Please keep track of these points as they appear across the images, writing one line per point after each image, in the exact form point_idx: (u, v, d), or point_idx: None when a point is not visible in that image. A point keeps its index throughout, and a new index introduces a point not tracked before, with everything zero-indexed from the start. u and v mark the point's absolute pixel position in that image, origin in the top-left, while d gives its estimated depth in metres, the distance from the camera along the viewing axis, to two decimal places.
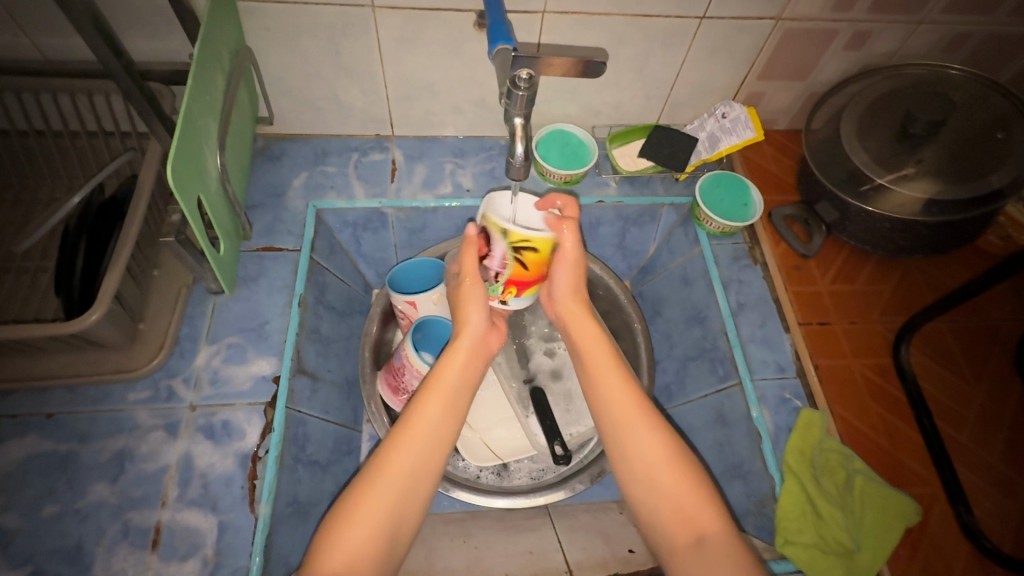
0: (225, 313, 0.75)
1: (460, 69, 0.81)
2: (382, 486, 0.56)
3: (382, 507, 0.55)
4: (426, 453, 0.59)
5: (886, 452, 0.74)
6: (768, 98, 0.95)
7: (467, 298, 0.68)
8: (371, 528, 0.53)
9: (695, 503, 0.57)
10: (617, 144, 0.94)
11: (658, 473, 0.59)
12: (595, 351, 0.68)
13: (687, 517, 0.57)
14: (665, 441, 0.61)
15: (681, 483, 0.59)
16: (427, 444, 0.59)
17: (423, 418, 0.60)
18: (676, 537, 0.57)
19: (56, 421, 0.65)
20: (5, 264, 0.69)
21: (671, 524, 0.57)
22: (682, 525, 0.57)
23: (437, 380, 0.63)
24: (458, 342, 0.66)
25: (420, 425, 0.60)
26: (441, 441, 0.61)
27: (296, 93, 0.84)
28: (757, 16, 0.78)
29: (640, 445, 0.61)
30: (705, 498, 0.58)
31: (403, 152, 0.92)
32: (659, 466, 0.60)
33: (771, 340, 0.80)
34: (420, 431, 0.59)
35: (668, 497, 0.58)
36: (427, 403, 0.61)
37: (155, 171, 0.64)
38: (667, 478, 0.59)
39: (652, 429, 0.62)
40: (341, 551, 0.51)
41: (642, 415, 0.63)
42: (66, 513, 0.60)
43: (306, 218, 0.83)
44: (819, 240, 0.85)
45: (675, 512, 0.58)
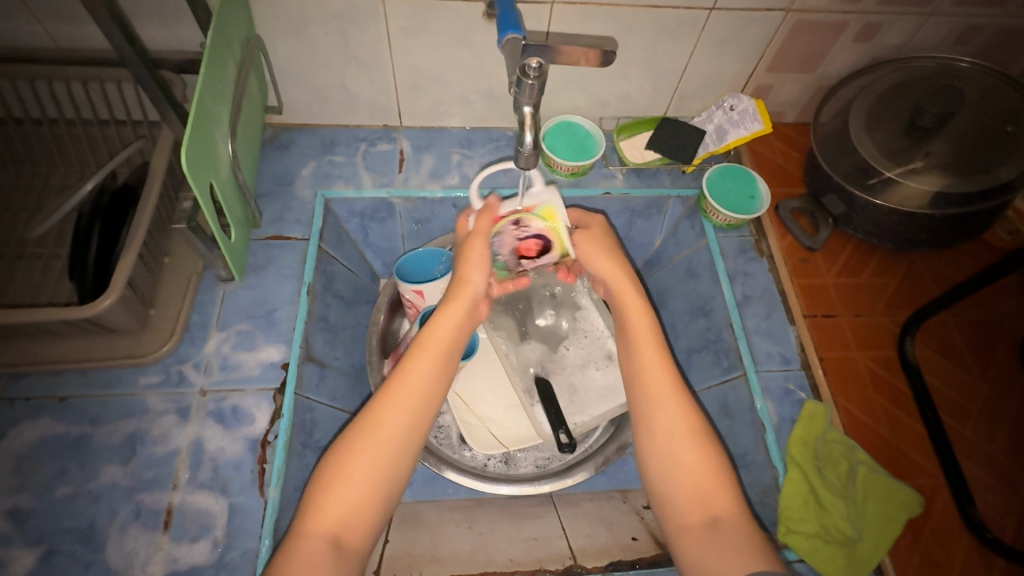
0: (235, 301, 0.75)
1: (469, 59, 0.82)
2: (379, 431, 0.57)
3: (379, 455, 0.56)
4: (418, 407, 0.59)
5: (891, 444, 0.74)
6: (777, 90, 0.94)
7: (470, 256, 0.68)
8: (366, 482, 0.54)
9: (713, 485, 0.58)
10: (625, 136, 0.95)
11: (682, 448, 0.60)
12: (638, 320, 0.68)
13: (702, 497, 0.57)
14: (690, 419, 0.61)
15: (702, 462, 0.59)
16: (417, 394, 0.60)
17: (415, 374, 0.61)
18: (688, 514, 0.57)
19: (69, 404, 0.66)
20: (19, 250, 0.70)
21: (686, 501, 0.58)
22: (696, 503, 0.57)
23: (429, 334, 0.64)
24: (459, 299, 0.66)
25: (412, 381, 0.60)
26: (431, 391, 0.61)
27: (306, 83, 0.84)
28: (767, 7, 0.78)
29: (664, 419, 0.61)
30: (722, 480, 0.58)
31: (411, 143, 0.93)
32: (684, 442, 0.60)
33: (776, 332, 0.80)
34: (414, 383, 0.60)
35: (687, 476, 0.58)
36: (418, 358, 0.62)
37: (166, 161, 0.65)
38: (690, 455, 0.59)
39: (673, 413, 0.62)
40: (339, 497, 0.53)
41: (670, 386, 0.63)
42: (79, 494, 0.62)
43: (314, 207, 0.84)
44: (826, 233, 0.85)
45: (691, 490, 0.58)
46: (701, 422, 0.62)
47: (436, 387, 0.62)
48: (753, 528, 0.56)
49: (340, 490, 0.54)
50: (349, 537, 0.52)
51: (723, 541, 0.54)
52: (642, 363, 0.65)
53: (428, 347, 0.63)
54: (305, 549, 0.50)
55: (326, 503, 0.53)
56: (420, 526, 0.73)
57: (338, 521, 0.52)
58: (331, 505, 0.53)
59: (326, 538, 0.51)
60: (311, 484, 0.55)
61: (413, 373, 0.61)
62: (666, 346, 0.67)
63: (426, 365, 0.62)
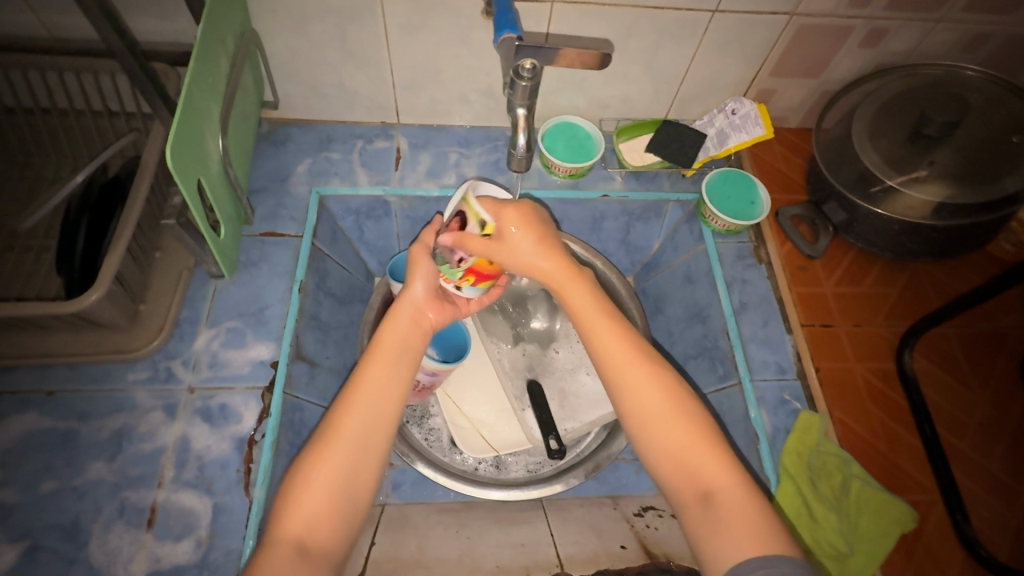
0: (226, 297, 0.75)
1: (468, 57, 0.81)
2: (337, 443, 0.54)
3: (338, 465, 0.53)
4: (381, 413, 0.57)
5: (886, 457, 0.73)
6: (780, 94, 0.93)
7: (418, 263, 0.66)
8: (328, 490, 0.52)
9: (698, 452, 0.55)
10: (625, 137, 0.93)
11: (657, 422, 0.57)
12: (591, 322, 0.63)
13: (689, 469, 0.55)
14: (660, 390, 0.58)
15: (681, 428, 0.57)
16: (376, 401, 0.57)
17: (372, 378, 0.58)
18: (686, 491, 0.54)
19: (56, 399, 0.66)
20: (10, 242, 0.69)
21: (673, 478, 0.55)
22: (685, 478, 0.55)
23: (385, 344, 0.61)
24: (398, 307, 0.64)
25: (369, 387, 0.57)
26: (391, 390, 0.58)
27: (303, 79, 0.83)
28: (771, 11, 0.77)
29: (634, 405, 0.58)
30: (704, 443, 0.56)
31: (408, 140, 0.92)
32: (661, 419, 0.57)
33: (772, 341, 0.79)
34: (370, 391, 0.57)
35: (667, 452, 0.56)
36: (371, 362, 0.59)
37: (157, 155, 0.65)
38: (669, 428, 0.56)
39: (646, 394, 0.58)
40: (300, 513, 0.51)
41: (643, 380, 0.59)
42: (63, 490, 0.61)
43: (309, 204, 0.83)
44: (826, 241, 0.84)
45: (677, 467, 0.55)
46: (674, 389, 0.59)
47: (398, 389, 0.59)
48: (749, 486, 0.53)
49: (301, 502, 0.51)
50: (315, 540, 0.50)
51: (724, 515, 0.51)
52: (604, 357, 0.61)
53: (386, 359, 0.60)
54: (273, 557, 0.47)
55: (286, 517, 0.50)
56: (407, 529, 0.72)
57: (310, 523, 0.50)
58: (295, 519, 0.50)
59: (291, 544, 0.49)
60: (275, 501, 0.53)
61: (372, 374, 0.59)
62: (626, 331, 0.63)
63: (381, 368, 0.59)
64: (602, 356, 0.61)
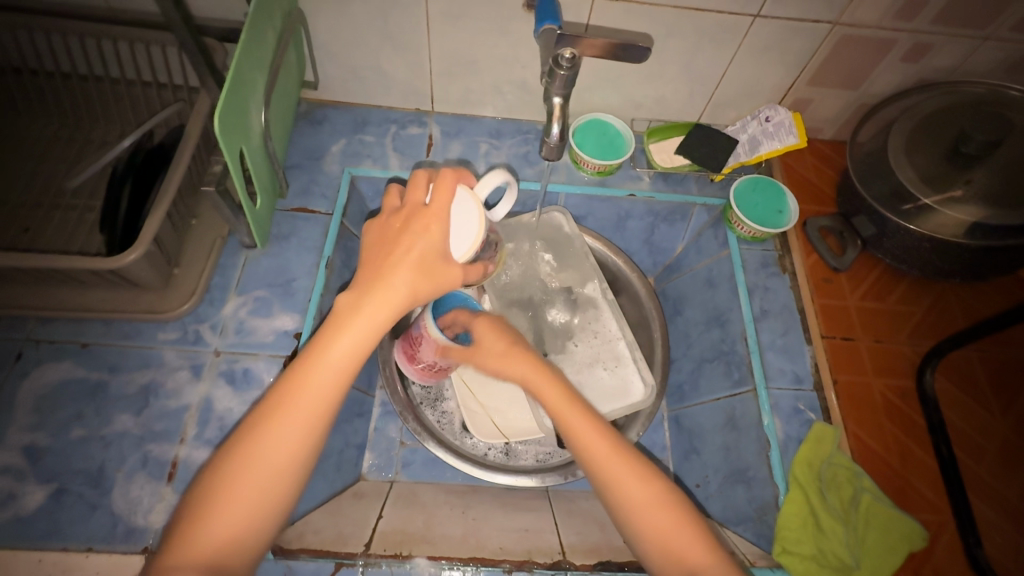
0: (256, 267, 0.77)
1: (505, 49, 0.82)
2: (264, 456, 0.50)
3: (262, 481, 0.50)
4: (315, 420, 0.52)
5: (899, 474, 0.72)
6: (816, 105, 0.92)
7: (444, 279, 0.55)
8: (250, 508, 0.49)
9: (686, 539, 0.52)
10: (656, 139, 0.93)
11: (645, 511, 0.53)
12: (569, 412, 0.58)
13: (672, 551, 0.52)
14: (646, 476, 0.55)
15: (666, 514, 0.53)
16: (309, 407, 0.52)
17: (312, 386, 0.52)
18: (671, 573, 0.51)
19: (90, 351, 0.69)
20: (57, 200, 0.74)
21: (660, 564, 0.52)
22: (670, 564, 0.51)
23: (329, 340, 0.53)
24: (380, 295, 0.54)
25: (308, 389, 0.52)
26: (321, 412, 0.53)
27: (343, 61, 0.85)
28: (814, 18, 0.77)
29: (626, 495, 0.54)
30: (687, 523, 0.53)
31: (441, 128, 0.93)
32: (650, 506, 0.53)
33: (791, 350, 0.79)
34: (305, 396, 0.52)
35: (656, 538, 0.52)
36: (315, 365, 0.53)
37: (202, 124, 0.67)
38: (660, 519, 0.53)
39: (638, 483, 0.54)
40: (212, 533, 0.47)
41: (632, 463, 0.55)
42: (91, 438, 0.64)
43: (340, 183, 0.85)
44: (853, 254, 0.83)
45: (662, 551, 0.52)
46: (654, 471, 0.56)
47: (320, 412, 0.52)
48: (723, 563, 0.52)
49: (218, 519, 0.48)
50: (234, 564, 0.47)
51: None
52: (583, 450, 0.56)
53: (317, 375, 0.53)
54: None
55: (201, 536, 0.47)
56: (415, 506, 0.73)
57: (206, 562, 0.46)
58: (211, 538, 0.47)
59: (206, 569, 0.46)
60: (180, 514, 0.50)
61: (308, 375, 0.52)
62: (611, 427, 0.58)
63: (321, 372, 0.53)
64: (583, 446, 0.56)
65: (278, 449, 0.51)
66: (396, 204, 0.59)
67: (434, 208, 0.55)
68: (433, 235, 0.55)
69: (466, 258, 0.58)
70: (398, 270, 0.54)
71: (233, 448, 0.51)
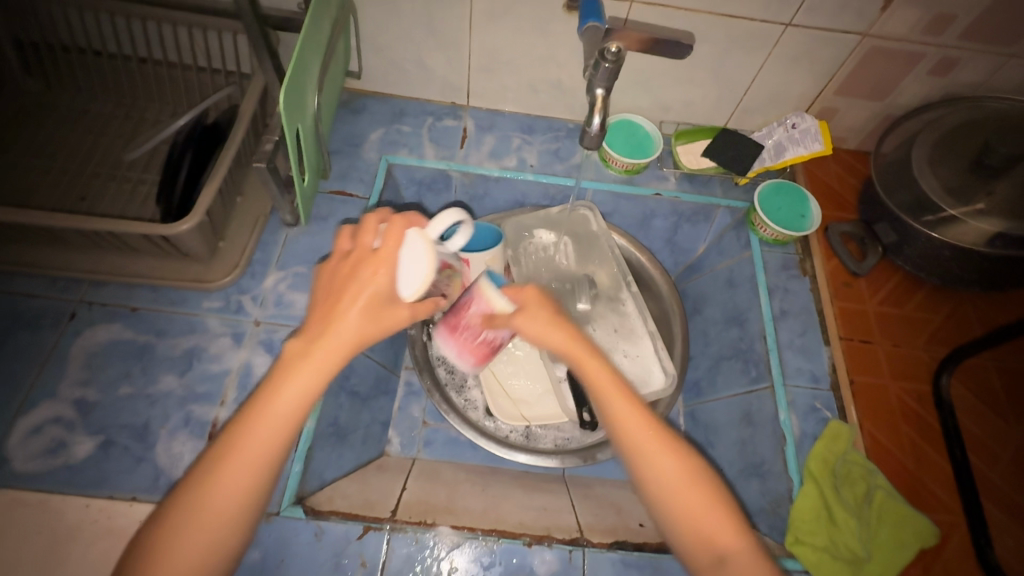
0: (296, 244, 0.81)
1: (543, 48, 0.85)
2: (194, 522, 0.46)
3: (191, 547, 0.46)
4: (253, 483, 0.48)
5: (912, 474, 0.73)
6: (842, 114, 0.95)
7: (387, 316, 0.53)
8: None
9: (718, 520, 0.52)
10: (684, 141, 0.96)
11: (676, 490, 0.53)
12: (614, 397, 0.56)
13: (705, 534, 0.51)
14: (677, 453, 0.54)
15: (703, 496, 0.53)
16: (243, 467, 0.48)
17: (249, 442, 0.48)
18: (701, 557, 0.51)
19: (139, 314, 0.72)
20: (113, 172, 0.78)
21: (691, 544, 0.52)
22: (701, 546, 0.51)
23: (271, 394, 0.49)
24: (322, 344, 0.51)
25: (246, 445, 0.48)
26: (259, 469, 0.48)
27: (386, 54, 0.89)
28: (844, 29, 0.79)
29: (651, 472, 0.54)
30: (722, 508, 0.52)
31: (475, 122, 0.97)
32: (682, 483, 0.53)
33: (809, 350, 0.81)
34: (240, 454, 0.48)
35: (689, 517, 0.52)
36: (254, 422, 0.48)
37: (254, 104, 0.71)
38: (692, 497, 0.52)
39: (668, 460, 0.54)
40: None
41: (662, 444, 0.54)
42: (137, 395, 0.67)
43: (378, 169, 0.89)
44: (873, 260, 0.85)
45: (695, 531, 0.52)
46: (688, 449, 0.55)
47: (259, 468, 0.48)
48: (759, 553, 0.51)
49: None
50: None
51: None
52: (625, 435, 0.55)
53: (259, 424, 0.49)
54: None
55: None
56: (437, 481, 0.76)
57: None
58: None
59: None
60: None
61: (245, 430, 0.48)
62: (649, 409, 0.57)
63: (261, 431, 0.48)
64: (621, 427, 0.55)
65: (213, 506, 0.47)
66: (348, 246, 0.57)
67: (383, 252, 0.54)
68: (381, 275, 0.53)
69: (416, 291, 0.56)
70: (341, 318, 0.51)
71: (167, 509, 0.47)
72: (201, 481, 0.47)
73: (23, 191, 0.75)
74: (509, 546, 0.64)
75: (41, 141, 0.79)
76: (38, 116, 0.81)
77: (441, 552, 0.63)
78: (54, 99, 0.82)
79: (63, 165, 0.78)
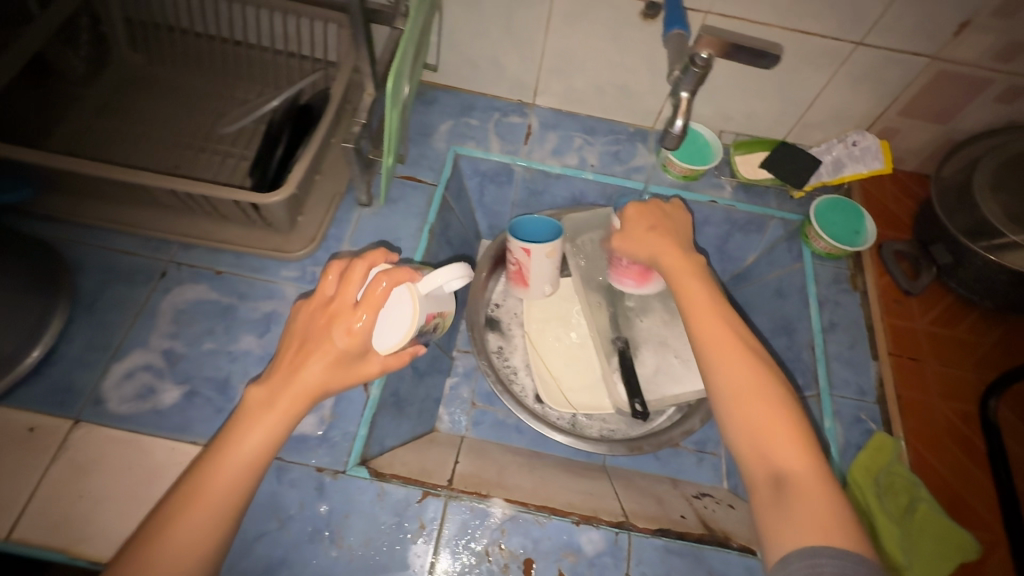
0: (368, 224, 0.85)
1: (614, 52, 0.88)
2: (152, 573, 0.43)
3: None
4: (217, 530, 0.47)
5: (955, 491, 0.74)
6: (903, 135, 0.96)
7: (362, 367, 0.53)
8: None
9: (780, 434, 0.49)
10: (742, 151, 0.98)
11: (742, 396, 0.52)
12: (694, 300, 0.60)
13: (765, 446, 0.49)
14: (749, 360, 0.54)
15: (767, 409, 0.50)
16: (206, 518, 0.46)
17: (212, 490, 0.47)
18: (758, 469, 0.49)
19: (222, 277, 0.77)
20: (205, 144, 0.84)
21: (748, 453, 0.50)
22: (758, 457, 0.49)
23: (238, 441, 0.49)
24: (291, 390, 0.50)
25: (211, 491, 0.47)
26: (222, 518, 0.47)
27: (463, 50, 0.93)
28: (914, 51, 0.81)
29: (717, 376, 0.54)
30: (789, 423, 0.50)
31: (539, 120, 1.01)
32: (748, 389, 0.52)
33: (857, 363, 0.82)
34: (204, 503, 0.46)
35: (749, 424, 0.50)
36: (217, 469, 0.48)
37: (344, 87, 0.75)
38: (755, 404, 0.51)
39: (736, 363, 0.53)
40: None
41: (732, 346, 0.55)
42: (220, 351, 0.72)
43: (446, 158, 0.93)
44: (927, 279, 0.87)
45: (754, 442, 0.50)
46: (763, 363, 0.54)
47: (216, 525, 0.46)
48: (828, 479, 0.47)
49: None
50: None
51: (798, 502, 0.45)
52: (700, 334, 0.57)
53: (209, 487, 0.47)
54: None
55: None
56: (486, 458, 0.79)
57: None
58: None
59: None
60: None
61: (210, 476, 0.47)
62: (731, 320, 0.57)
63: (227, 477, 0.48)
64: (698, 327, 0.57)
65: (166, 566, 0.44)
66: (328, 291, 0.55)
67: (372, 297, 0.52)
68: (365, 322, 0.52)
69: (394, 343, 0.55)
70: (313, 363, 0.51)
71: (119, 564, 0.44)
72: (143, 551, 0.44)
73: (124, 155, 0.80)
74: (559, 524, 0.66)
75: (142, 111, 0.85)
76: (141, 88, 0.87)
77: (495, 522, 0.66)
78: (156, 73, 0.88)
79: (161, 135, 0.84)
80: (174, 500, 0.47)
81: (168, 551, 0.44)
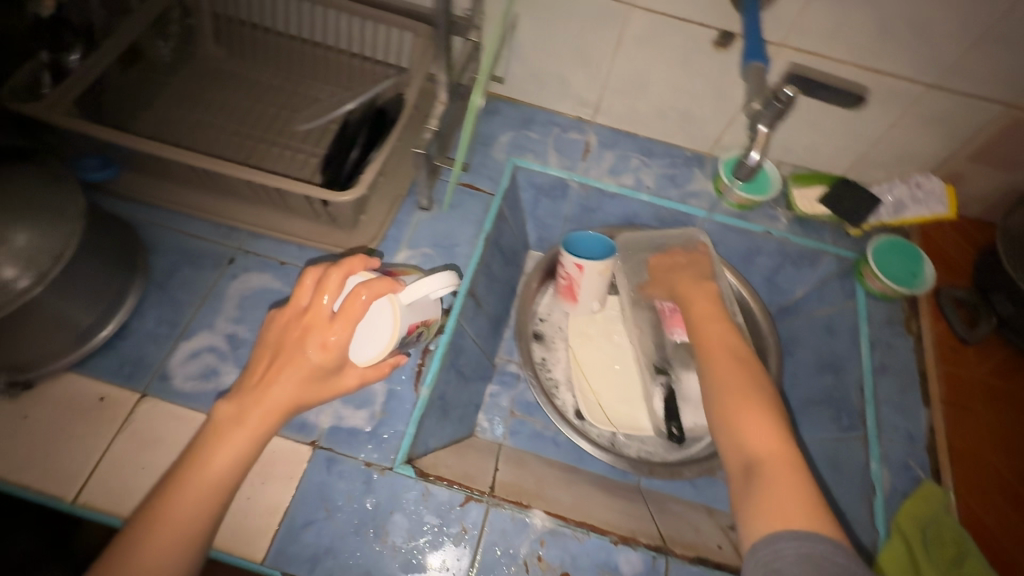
0: (426, 227, 0.87)
1: (681, 78, 0.89)
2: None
3: None
4: (186, 547, 0.48)
5: (1007, 550, 0.72)
6: (968, 180, 0.94)
7: (333, 383, 0.55)
8: None
9: (756, 424, 0.53)
10: (800, 183, 0.98)
11: (726, 393, 0.57)
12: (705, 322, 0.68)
13: (741, 437, 0.53)
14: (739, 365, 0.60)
15: (748, 406, 0.55)
16: (176, 534, 0.47)
17: (178, 510, 0.48)
18: (736, 457, 0.53)
19: (286, 268, 0.80)
20: (277, 139, 0.87)
21: (727, 444, 0.55)
22: (733, 448, 0.54)
23: (209, 459, 0.50)
24: (258, 410, 0.51)
25: (181, 509, 0.48)
26: (190, 535, 0.48)
27: (530, 65, 0.95)
28: (989, 98, 0.80)
29: (709, 379, 0.60)
30: (767, 415, 0.54)
31: (598, 138, 1.02)
32: (732, 386, 0.57)
33: (907, 408, 0.81)
34: (174, 521, 0.47)
35: (730, 417, 0.55)
36: (182, 487, 0.49)
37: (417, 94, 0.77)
38: (736, 398, 0.56)
39: (727, 367, 0.60)
40: None
41: (726, 354, 0.61)
42: None
43: (505, 169, 0.95)
44: (986, 329, 0.85)
45: (732, 434, 0.54)
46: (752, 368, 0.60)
47: (185, 542, 0.48)
48: (800, 467, 0.50)
49: None
50: None
51: (765, 489, 0.48)
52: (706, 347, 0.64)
53: (177, 508, 0.48)
54: None
55: None
56: (525, 469, 0.80)
57: None
58: None
59: None
60: None
61: (178, 496, 0.48)
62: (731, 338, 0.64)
63: (196, 493, 0.49)
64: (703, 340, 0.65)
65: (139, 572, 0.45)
66: (304, 301, 0.56)
67: (345, 313, 0.54)
68: (337, 337, 0.53)
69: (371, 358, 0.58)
70: (288, 382, 0.52)
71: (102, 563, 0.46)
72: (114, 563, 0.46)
73: (202, 144, 0.84)
74: (598, 541, 0.67)
75: (220, 102, 0.89)
76: (220, 81, 0.91)
77: (534, 532, 0.66)
78: (235, 68, 0.92)
79: (237, 126, 0.87)
80: (144, 517, 0.48)
81: (143, 550, 0.46)
